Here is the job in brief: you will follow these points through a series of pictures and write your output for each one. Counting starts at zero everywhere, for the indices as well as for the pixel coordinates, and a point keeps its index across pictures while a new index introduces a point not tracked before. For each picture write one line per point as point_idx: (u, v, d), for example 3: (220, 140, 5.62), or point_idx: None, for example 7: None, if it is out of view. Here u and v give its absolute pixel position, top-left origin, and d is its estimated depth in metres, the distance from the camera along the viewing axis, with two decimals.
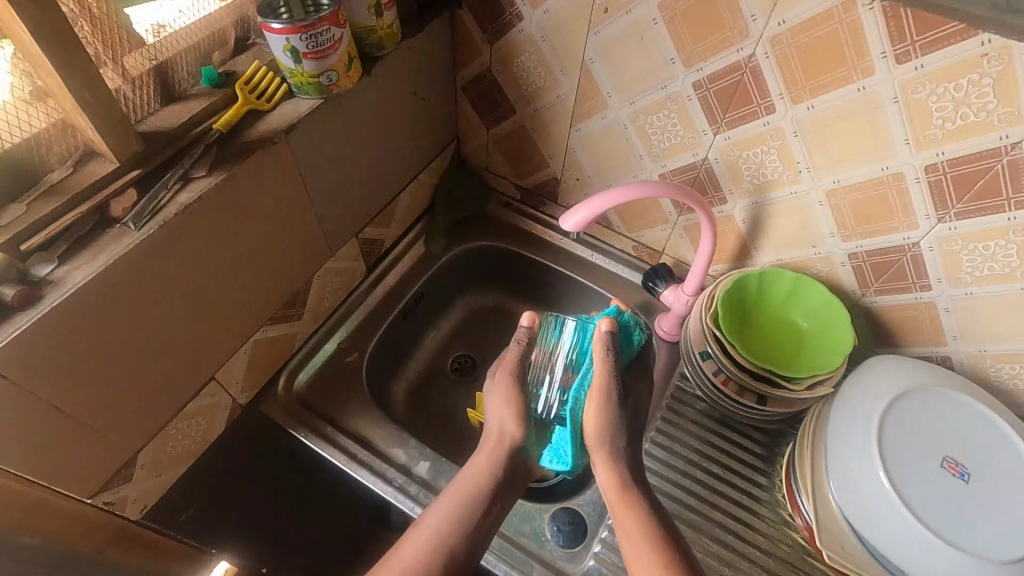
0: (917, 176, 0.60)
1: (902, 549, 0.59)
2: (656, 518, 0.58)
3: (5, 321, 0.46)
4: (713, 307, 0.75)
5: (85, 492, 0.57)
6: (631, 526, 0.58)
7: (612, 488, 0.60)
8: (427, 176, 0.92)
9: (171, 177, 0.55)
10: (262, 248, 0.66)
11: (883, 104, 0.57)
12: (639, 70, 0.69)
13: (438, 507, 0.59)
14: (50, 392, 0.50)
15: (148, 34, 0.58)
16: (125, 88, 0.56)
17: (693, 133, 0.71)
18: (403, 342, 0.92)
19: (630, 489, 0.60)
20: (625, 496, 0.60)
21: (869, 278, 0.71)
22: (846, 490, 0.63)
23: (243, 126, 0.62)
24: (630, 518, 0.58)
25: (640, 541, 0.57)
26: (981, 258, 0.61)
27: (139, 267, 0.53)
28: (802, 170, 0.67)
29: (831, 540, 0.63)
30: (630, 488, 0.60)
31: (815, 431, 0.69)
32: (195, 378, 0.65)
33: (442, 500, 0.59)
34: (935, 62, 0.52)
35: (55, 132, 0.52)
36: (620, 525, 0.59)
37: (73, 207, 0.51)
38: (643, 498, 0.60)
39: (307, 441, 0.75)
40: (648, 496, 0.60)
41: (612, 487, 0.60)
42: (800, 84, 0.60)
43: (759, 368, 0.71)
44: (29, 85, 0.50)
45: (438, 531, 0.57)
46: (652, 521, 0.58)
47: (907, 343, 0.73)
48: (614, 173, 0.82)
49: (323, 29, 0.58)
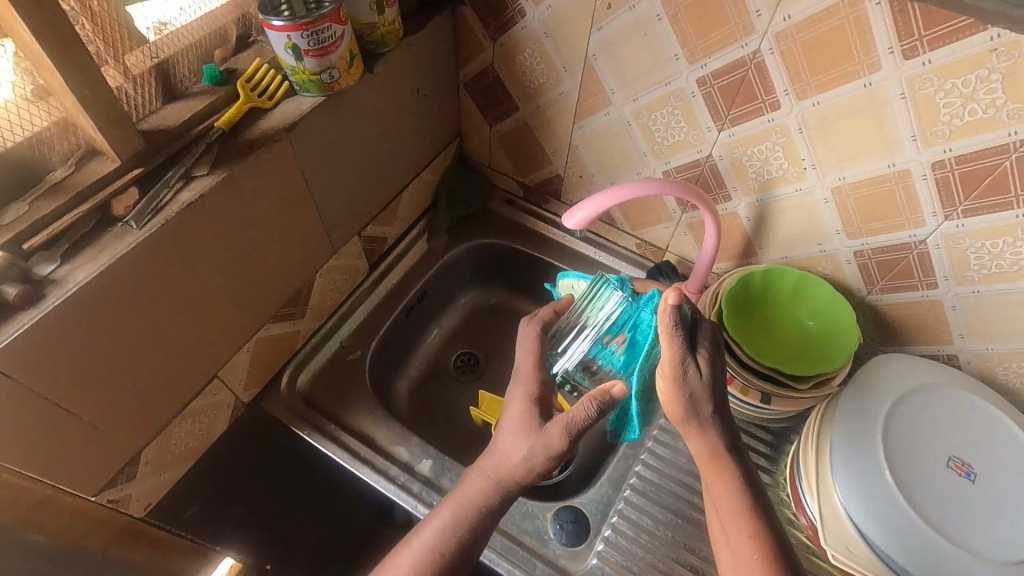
0: (924, 173, 0.59)
1: (910, 551, 0.58)
2: (747, 489, 0.56)
3: (7, 320, 0.46)
4: (717, 305, 0.74)
5: (89, 490, 0.58)
6: (721, 499, 0.56)
7: (701, 456, 0.57)
8: (429, 174, 0.92)
9: (172, 175, 0.55)
10: (264, 246, 0.66)
11: (890, 100, 0.57)
12: (643, 66, 0.68)
13: (437, 517, 0.59)
14: (53, 390, 0.50)
15: (149, 32, 0.57)
16: (126, 86, 0.56)
17: (697, 130, 0.70)
18: (405, 339, 0.92)
19: (722, 458, 0.56)
20: (717, 465, 0.56)
21: (875, 276, 0.70)
22: (851, 487, 0.61)
23: (244, 125, 0.61)
24: (720, 490, 0.56)
25: (729, 513, 0.55)
26: (989, 256, 0.60)
27: (141, 265, 0.53)
28: (807, 167, 0.66)
29: (833, 538, 0.61)
30: (719, 458, 0.56)
31: (819, 427, 0.67)
32: (198, 376, 0.65)
33: (441, 509, 0.59)
34: (943, 58, 0.52)
35: (56, 131, 0.52)
36: (710, 492, 0.57)
37: (74, 206, 0.51)
38: (735, 467, 0.56)
39: (309, 439, 0.75)
40: (741, 462, 0.57)
41: (703, 455, 0.57)
42: (805, 80, 0.60)
43: (764, 366, 0.70)
44: (30, 84, 0.50)
45: (432, 538, 0.57)
46: (740, 494, 0.55)
47: (913, 341, 0.72)
48: (617, 170, 0.82)
49: (324, 26, 0.58)
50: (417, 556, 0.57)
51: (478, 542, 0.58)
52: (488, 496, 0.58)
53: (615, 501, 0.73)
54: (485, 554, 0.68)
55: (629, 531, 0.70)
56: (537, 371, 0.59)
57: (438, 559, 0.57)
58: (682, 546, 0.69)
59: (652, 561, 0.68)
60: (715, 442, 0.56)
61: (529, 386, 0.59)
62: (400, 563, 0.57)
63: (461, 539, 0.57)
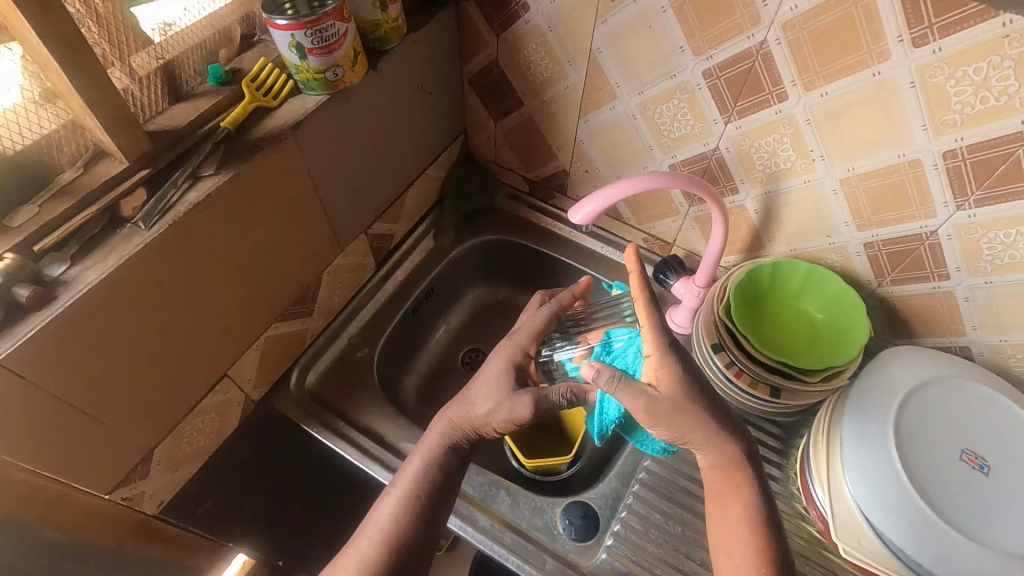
0: (935, 163, 0.58)
1: (922, 545, 0.57)
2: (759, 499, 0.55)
3: (20, 321, 0.47)
4: (725, 298, 0.74)
5: (103, 488, 0.58)
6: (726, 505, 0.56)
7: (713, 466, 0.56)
8: (435, 170, 0.92)
9: (179, 176, 0.55)
10: (271, 245, 0.66)
11: (900, 89, 0.56)
12: (648, 60, 0.68)
13: (408, 466, 0.61)
14: (64, 390, 0.50)
15: (154, 33, 0.58)
16: (133, 88, 0.56)
17: (703, 123, 0.70)
18: (413, 336, 0.92)
19: (739, 468, 0.56)
20: (730, 473, 0.56)
21: (885, 268, 0.70)
22: (863, 483, 0.61)
23: (250, 124, 0.62)
24: (733, 500, 0.55)
25: (737, 524, 0.55)
26: (1002, 246, 0.60)
27: (150, 265, 0.53)
28: (816, 159, 0.66)
29: (847, 535, 0.61)
30: (730, 467, 0.56)
31: (829, 419, 0.67)
32: (207, 375, 0.65)
33: (412, 459, 0.61)
34: (953, 45, 0.51)
35: (64, 133, 0.52)
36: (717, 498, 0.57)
37: (82, 208, 0.52)
38: (745, 473, 0.56)
39: (319, 436, 0.76)
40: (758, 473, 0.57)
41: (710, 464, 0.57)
42: (812, 70, 0.59)
43: (773, 360, 0.69)
44: (38, 87, 0.50)
45: (407, 487, 0.59)
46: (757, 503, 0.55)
47: (925, 333, 0.71)
48: (623, 165, 0.81)
49: (328, 24, 0.58)
50: (396, 504, 0.58)
51: (447, 488, 0.60)
52: (447, 435, 0.62)
53: (625, 496, 0.73)
54: (495, 549, 0.68)
55: (639, 525, 0.70)
56: (529, 343, 0.64)
57: (414, 503, 0.58)
58: (692, 541, 0.68)
59: (662, 556, 0.68)
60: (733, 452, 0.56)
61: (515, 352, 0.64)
62: (379, 514, 0.57)
63: (431, 481, 0.59)
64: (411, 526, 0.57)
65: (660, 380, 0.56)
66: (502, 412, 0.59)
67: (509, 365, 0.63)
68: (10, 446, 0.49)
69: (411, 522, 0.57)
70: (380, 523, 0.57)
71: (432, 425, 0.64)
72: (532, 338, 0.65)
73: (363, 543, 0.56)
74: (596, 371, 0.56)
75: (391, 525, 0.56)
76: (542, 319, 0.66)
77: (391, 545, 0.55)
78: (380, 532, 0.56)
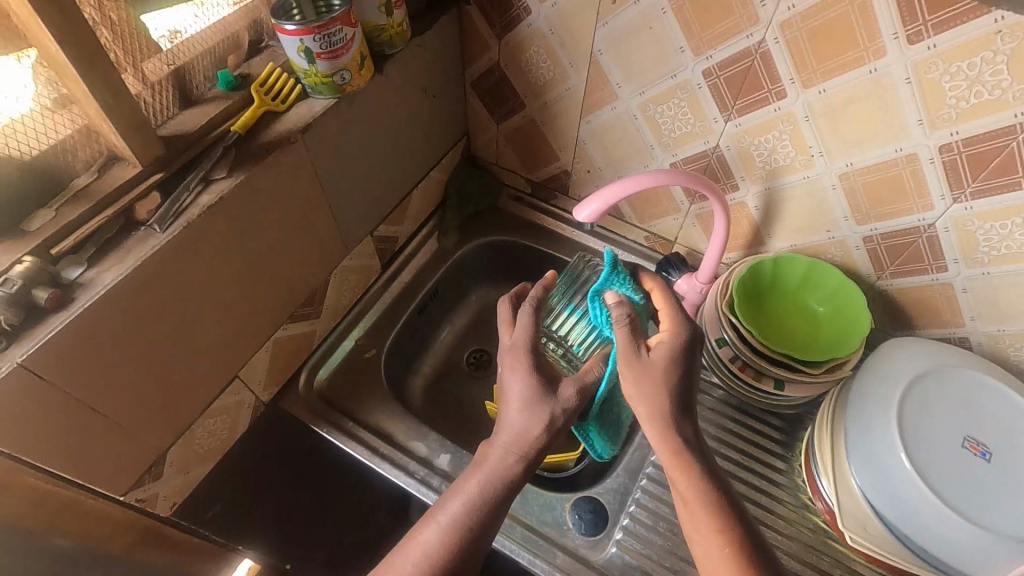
0: (932, 156, 0.60)
1: (925, 532, 0.59)
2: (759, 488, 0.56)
3: (39, 323, 0.48)
4: (728, 294, 0.75)
5: (118, 489, 0.59)
6: (688, 492, 0.54)
7: (665, 452, 0.56)
8: (438, 173, 0.93)
9: (192, 179, 0.56)
10: (280, 247, 0.67)
11: (896, 86, 0.57)
12: (648, 60, 0.69)
13: (460, 491, 0.57)
14: (81, 391, 0.51)
15: (163, 40, 0.59)
16: (145, 94, 0.57)
17: (703, 121, 0.71)
18: (418, 337, 0.93)
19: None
20: (680, 459, 0.55)
21: (885, 262, 0.71)
22: (868, 472, 0.63)
23: (260, 127, 0.63)
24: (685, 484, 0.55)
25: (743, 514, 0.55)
26: (999, 237, 0.61)
27: (164, 267, 0.54)
28: (815, 155, 0.67)
29: (852, 522, 0.64)
30: (684, 452, 0.55)
31: (832, 414, 0.69)
32: (219, 377, 0.66)
33: (465, 484, 0.57)
34: (947, 42, 0.52)
35: (79, 139, 0.53)
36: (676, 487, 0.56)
37: (96, 211, 0.52)
38: (698, 461, 0.55)
39: (329, 436, 0.76)
40: (703, 457, 0.56)
41: (665, 451, 0.56)
42: (810, 68, 0.60)
43: (776, 353, 0.70)
44: (53, 93, 0.51)
45: (457, 515, 0.55)
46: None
47: (925, 324, 0.73)
48: (625, 164, 0.82)
49: (336, 29, 0.59)
50: (443, 531, 0.54)
51: (497, 518, 0.57)
52: (501, 459, 0.57)
53: (633, 490, 0.73)
54: (505, 545, 0.69)
55: (647, 519, 0.71)
56: (533, 346, 0.61)
57: (465, 534, 0.55)
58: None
59: (670, 548, 0.68)
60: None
61: (526, 360, 0.60)
62: (423, 538, 0.55)
63: (484, 512, 0.56)
64: (458, 556, 0.54)
65: (659, 344, 0.59)
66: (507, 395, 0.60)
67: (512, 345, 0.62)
68: (29, 447, 0.49)
69: (458, 552, 0.54)
70: (424, 548, 0.54)
71: (486, 451, 0.59)
72: (532, 340, 0.62)
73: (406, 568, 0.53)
74: (619, 301, 0.60)
75: (438, 551, 0.53)
76: (524, 330, 0.62)
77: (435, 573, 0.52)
78: (424, 557, 0.53)
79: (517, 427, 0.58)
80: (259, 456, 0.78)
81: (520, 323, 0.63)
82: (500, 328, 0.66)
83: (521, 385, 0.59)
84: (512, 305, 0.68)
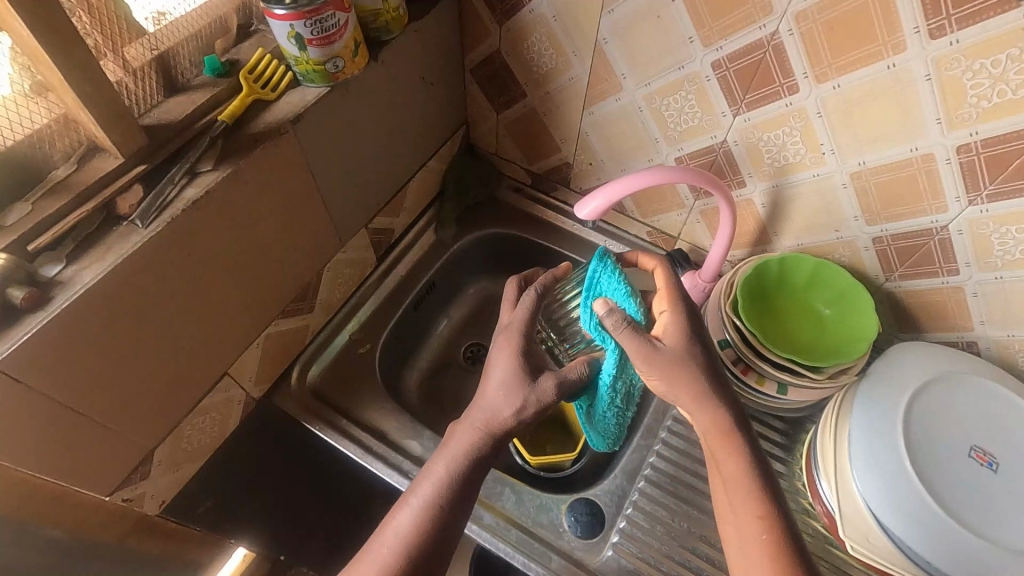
0: (948, 157, 0.57)
1: (931, 543, 0.57)
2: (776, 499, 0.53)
3: (14, 324, 0.46)
4: (732, 295, 0.73)
5: (102, 490, 0.57)
6: (733, 471, 0.54)
7: (711, 430, 0.56)
8: (436, 163, 0.90)
9: (177, 172, 0.54)
10: (270, 241, 0.64)
11: (915, 82, 0.55)
12: (654, 51, 0.67)
13: (431, 471, 0.57)
14: (63, 393, 0.49)
15: (148, 22, 0.56)
16: (127, 80, 0.54)
17: (712, 116, 0.69)
18: (414, 331, 0.91)
19: (744, 423, 0.56)
20: (726, 435, 0.56)
21: (893, 263, 0.69)
22: (872, 478, 0.60)
23: (248, 118, 0.60)
24: (729, 461, 0.55)
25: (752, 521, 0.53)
26: (1014, 242, 0.59)
27: (147, 265, 0.52)
28: (826, 152, 0.65)
29: (854, 531, 0.61)
30: (731, 428, 0.56)
31: (836, 418, 0.66)
32: (207, 374, 0.64)
33: (435, 461, 0.57)
34: (971, 37, 0.50)
35: (56, 128, 0.50)
36: (716, 465, 0.56)
37: (77, 206, 0.50)
38: (744, 440, 0.55)
39: (321, 433, 0.75)
40: (749, 434, 0.56)
41: (709, 428, 0.56)
42: (825, 61, 0.58)
43: (780, 357, 0.69)
44: (29, 80, 0.48)
45: (429, 495, 0.55)
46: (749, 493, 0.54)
47: (932, 328, 0.71)
48: (628, 157, 0.80)
49: (328, 14, 0.56)
50: (417, 514, 0.54)
51: (468, 498, 0.56)
52: (475, 442, 0.57)
53: (630, 492, 0.72)
54: (500, 547, 0.68)
55: (644, 522, 0.69)
56: (528, 329, 0.60)
57: (437, 513, 0.54)
58: (708, 525, 0.69)
59: (668, 552, 0.67)
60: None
61: (517, 341, 0.60)
62: (397, 522, 0.54)
63: (454, 490, 0.55)
64: (429, 538, 0.53)
65: (666, 332, 0.58)
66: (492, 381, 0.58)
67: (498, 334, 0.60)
68: (11, 452, 0.48)
69: (432, 533, 0.53)
70: (398, 531, 0.53)
71: (454, 429, 0.59)
72: (527, 324, 0.61)
73: (383, 552, 0.52)
74: (609, 310, 0.57)
75: (411, 534, 0.53)
76: (522, 313, 0.61)
77: (409, 556, 0.52)
78: (398, 539, 0.53)
79: (496, 414, 0.57)
80: (249, 451, 0.77)
81: (521, 304, 0.62)
82: (503, 307, 0.65)
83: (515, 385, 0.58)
84: (518, 287, 0.66)
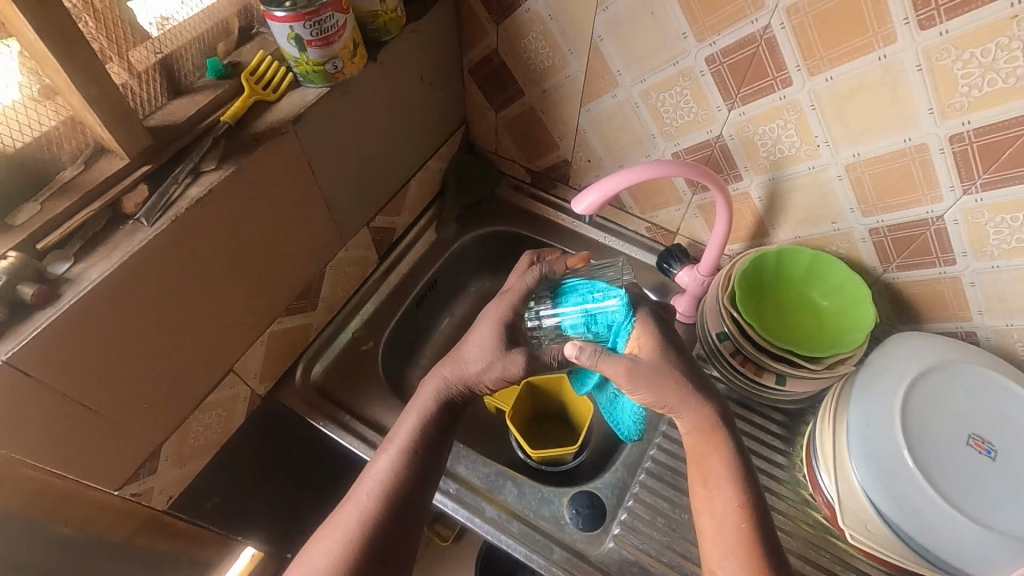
0: (942, 147, 0.58)
1: (929, 531, 0.57)
2: None
3: (25, 320, 0.47)
4: (731, 287, 0.74)
5: (110, 485, 0.58)
6: (717, 470, 0.55)
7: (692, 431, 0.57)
8: (436, 162, 0.91)
9: (181, 171, 0.55)
10: (273, 240, 0.66)
11: (906, 73, 0.55)
12: (649, 47, 0.67)
13: (402, 426, 0.61)
14: (71, 388, 0.50)
15: (152, 27, 0.57)
16: (131, 83, 0.56)
17: (707, 110, 0.69)
18: (417, 329, 0.92)
19: (715, 426, 0.56)
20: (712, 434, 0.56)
21: (891, 254, 0.69)
22: (870, 467, 0.61)
23: (250, 118, 0.61)
24: (712, 461, 0.56)
25: (752, 509, 0.53)
26: (1009, 230, 0.59)
27: (152, 262, 0.53)
28: (821, 145, 0.65)
29: (854, 519, 0.61)
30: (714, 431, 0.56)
31: (835, 408, 0.67)
32: (213, 370, 0.65)
33: (406, 417, 0.61)
34: (960, 28, 0.50)
35: (64, 130, 0.52)
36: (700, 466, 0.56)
37: (84, 205, 0.52)
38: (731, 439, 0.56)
39: (326, 430, 0.76)
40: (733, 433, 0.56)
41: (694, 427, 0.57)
42: (817, 54, 0.58)
43: (778, 348, 0.69)
44: (36, 83, 0.50)
45: (402, 444, 0.59)
46: (739, 479, 0.54)
47: (931, 318, 0.71)
48: (626, 152, 0.81)
49: (327, 15, 0.58)
50: (391, 460, 0.58)
51: (440, 446, 0.60)
52: (441, 394, 0.61)
53: (631, 485, 0.73)
54: (504, 540, 0.68)
55: (645, 513, 0.70)
56: (517, 305, 0.63)
57: (410, 456, 0.58)
58: None
59: (669, 544, 0.68)
60: (711, 415, 0.56)
61: (499, 311, 0.62)
62: (373, 471, 0.57)
63: (424, 437, 0.59)
64: (404, 482, 0.56)
65: (640, 347, 0.58)
66: (492, 374, 0.59)
67: (497, 329, 0.61)
68: (21, 446, 0.49)
69: (405, 477, 0.57)
70: (376, 479, 0.57)
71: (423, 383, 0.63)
72: (521, 298, 0.63)
73: (362, 497, 0.55)
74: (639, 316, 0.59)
75: (386, 479, 0.56)
76: (519, 287, 0.64)
77: (385, 501, 0.55)
78: (377, 488, 0.56)
79: None
80: (254, 448, 0.78)
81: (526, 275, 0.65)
82: (511, 276, 0.68)
83: (513, 378, 0.59)
84: (531, 259, 0.69)
